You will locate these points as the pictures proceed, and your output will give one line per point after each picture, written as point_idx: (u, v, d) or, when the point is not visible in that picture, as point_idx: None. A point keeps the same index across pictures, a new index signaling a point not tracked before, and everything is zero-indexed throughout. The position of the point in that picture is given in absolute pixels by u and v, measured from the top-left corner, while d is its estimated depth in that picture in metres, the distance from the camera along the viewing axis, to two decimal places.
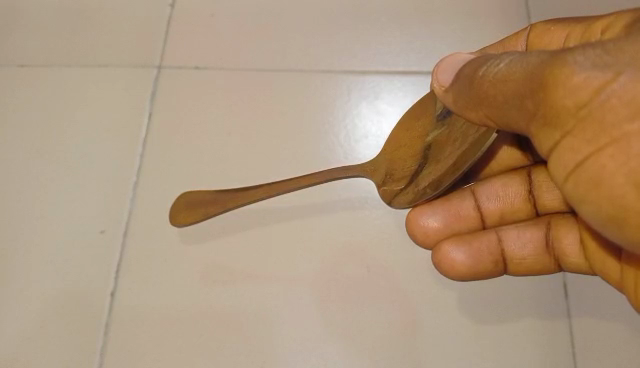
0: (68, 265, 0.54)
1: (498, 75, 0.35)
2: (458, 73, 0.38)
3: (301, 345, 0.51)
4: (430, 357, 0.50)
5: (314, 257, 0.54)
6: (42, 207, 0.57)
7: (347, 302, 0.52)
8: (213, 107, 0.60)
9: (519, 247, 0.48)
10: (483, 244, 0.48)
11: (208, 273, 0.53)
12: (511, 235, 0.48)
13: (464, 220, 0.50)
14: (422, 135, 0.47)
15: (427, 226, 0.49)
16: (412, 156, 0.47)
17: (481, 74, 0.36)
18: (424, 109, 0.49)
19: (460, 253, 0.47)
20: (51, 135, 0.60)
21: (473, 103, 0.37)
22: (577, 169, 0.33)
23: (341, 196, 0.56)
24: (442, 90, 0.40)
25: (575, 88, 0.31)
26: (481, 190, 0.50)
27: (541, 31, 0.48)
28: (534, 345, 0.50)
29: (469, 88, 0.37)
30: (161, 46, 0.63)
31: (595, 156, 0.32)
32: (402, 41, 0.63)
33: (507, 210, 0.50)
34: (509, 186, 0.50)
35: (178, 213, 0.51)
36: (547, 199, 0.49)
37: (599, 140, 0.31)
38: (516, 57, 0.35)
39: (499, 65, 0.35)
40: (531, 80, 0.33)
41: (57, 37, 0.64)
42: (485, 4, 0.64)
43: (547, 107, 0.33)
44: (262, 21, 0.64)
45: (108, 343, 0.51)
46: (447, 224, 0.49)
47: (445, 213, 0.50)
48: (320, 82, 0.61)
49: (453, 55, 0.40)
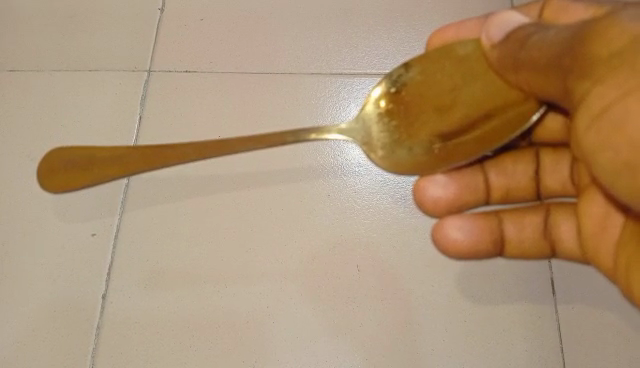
0: (60, 268, 0.54)
1: (545, 39, 0.44)
2: (507, 36, 0.48)
3: (293, 344, 0.51)
4: (421, 355, 0.51)
5: (303, 257, 0.54)
6: (32, 211, 0.57)
7: (338, 302, 0.52)
8: (203, 110, 0.61)
9: (519, 230, 0.54)
10: (484, 225, 0.55)
11: (199, 274, 0.53)
12: (512, 219, 0.55)
13: (472, 193, 0.57)
14: (459, 89, 0.52)
15: (435, 198, 0.55)
16: (463, 109, 0.51)
17: (532, 41, 0.45)
18: (443, 69, 0.53)
19: (460, 235, 0.53)
20: (40, 139, 0.60)
21: (515, 63, 0.47)
22: (606, 113, 0.38)
23: (330, 198, 0.56)
24: (491, 44, 0.50)
25: (611, 40, 0.38)
26: (491, 169, 0.57)
27: (558, 9, 0.54)
28: (523, 343, 0.51)
29: (519, 48, 0.46)
30: (151, 49, 0.64)
31: (621, 101, 0.37)
32: (390, 42, 0.64)
33: (512, 188, 0.57)
34: (517, 167, 0.57)
35: (49, 180, 0.53)
36: (549, 180, 0.57)
37: (629, 83, 0.36)
38: (559, 31, 0.43)
39: (548, 33, 0.44)
40: (572, 40, 0.41)
41: (47, 41, 0.64)
42: (471, 4, 0.65)
43: (584, 57, 0.40)
44: (252, 24, 0.65)
45: (100, 345, 0.52)
46: (453, 199, 0.56)
47: (454, 188, 0.56)
48: (310, 83, 0.62)
49: (501, 16, 0.50)
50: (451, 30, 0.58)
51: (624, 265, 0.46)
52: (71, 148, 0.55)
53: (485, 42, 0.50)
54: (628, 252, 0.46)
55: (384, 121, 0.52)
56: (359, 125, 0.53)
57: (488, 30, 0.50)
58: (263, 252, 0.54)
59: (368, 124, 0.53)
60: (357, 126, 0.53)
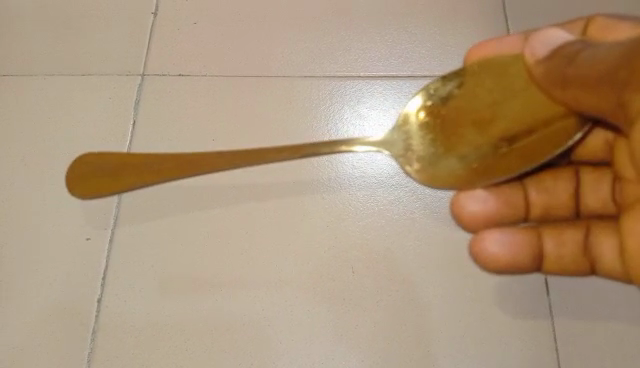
0: (55, 273, 0.54)
1: (596, 56, 0.46)
2: (554, 53, 0.50)
3: (289, 346, 0.51)
4: (416, 356, 0.51)
5: (300, 260, 0.54)
6: (26, 216, 0.57)
7: (335, 304, 0.53)
8: (197, 113, 0.61)
9: (558, 245, 0.54)
10: (523, 239, 0.54)
11: (195, 277, 0.53)
12: (553, 234, 0.55)
13: (511, 208, 0.56)
14: (501, 104, 0.53)
15: (474, 211, 0.55)
16: (505, 125, 0.52)
17: (580, 57, 0.47)
18: (484, 85, 0.54)
19: (498, 247, 0.53)
20: (33, 144, 0.60)
21: (560, 79, 0.48)
22: None
23: (325, 201, 0.57)
24: (536, 60, 0.51)
25: None
26: (531, 185, 0.57)
27: (600, 26, 0.56)
28: (517, 342, 0.51)
29: (568, 64, 0.48)
30: (145, 53, 0.64)
31: None
32: (383, 45, 0.64)
33: (551, 205, 0.56)
34: (558, 184, 0.57)
35: (78, 186, 0.54)
36: (589, 197, 0.56)
37: None
38: (609, 47, 0.46)
39: (598, 51, 0.46)
40: (624, 55, 0.43)
41: (40, 45, 0.64)
42: (462, 8, 0.66)
43: (635, 71, 0.42)
44: (245, 27, 0.65)
45: (95, 350, 0.51)
46: (493, 213, 0.55)
47: (493, 203, 0.55)
48: (304, 87, 0.62)
49: (547, 34, 0.52)
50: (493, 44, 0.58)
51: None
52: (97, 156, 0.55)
53: (527, 56, 0.52)
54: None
55: (424, 134, 0.53)
56: (399, 136, 0.54)
57: (533, 46, 0.52)
58: (260, 256, 0.54)
59: (407, 136, 0.54)
60: (396, 138, 0.54)
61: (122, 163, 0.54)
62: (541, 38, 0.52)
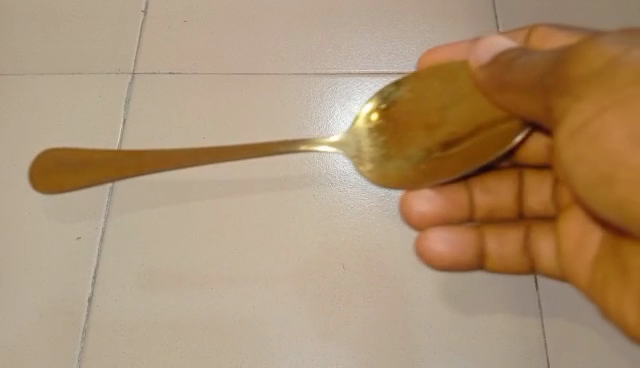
0: (46, 273, 0.54)
1: (531, 63, 0.45)
2: (494, 60, 0.50)
3: (280, 343, 0.52)
4: (406, 352, 0.51)
5: (291, 256, 0.54)
6: (16, 216, 0.56)
7: (326, 301, 0.53)
8: (187, 111, 0.61)
9: (499, 245, 0.55)
10: (466, 239, 0.55)
11: (185, 276, 0.54)
12: (494, 235, 0.56)
13: (458, 208, 0.57)
14: (446, 107, 0.53)
15: (421, 211, 0.55)
16: (448, 127, 0.52)
17: (516, 64, 0.47)
18: (432, 89, 0.54)
19: (443, 246, 0.54)
20: (22, 143, 0.59)
21: (499, 85, 0.48)
22: (579, 129, 0.39)
23: (316, 197, 0.57)
24: (478, 66, 0.51)
25: (592, 59, 0.40)
26: (476, 185, 0.58)
27: (541, 36, 0.56)
28: (507, 337, 0.52)
29: (505, 70, 0.47)
30: (135, 52, 0.63)
31: (596, 119, 0.38)
32: (373, 42, 0.64)
33: (495, 206, 0.58)
34: (501, 185, 0.58)
35: (41, 180, 0.53)
36: (533, 197, 0.58)
37: (604, 101, 0.38)
38: (544, 55, 0.45)
39: (532, 58, 0.46)
40: (560, 64, 0.42)
41: (28, 45, 0.64)
42: (452, 5, 0.66)
43: (567, 77, 0.41)
44: (235, 25, 0.65)
45: (86, 350, 0.51)
46: (438, 212, 0.56)
47: (441, 203, 0.56)
48: (295, 84, 0.62)
49: (490, 40, 0.52)
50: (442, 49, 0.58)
51: (598, 281, 0.46)
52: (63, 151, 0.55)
53: (472, 62, 0.52)
54: (606, 265, 0.46)
55: (373, 135, 0.54)
56: (352, 138, 0.54)
57: (477, 53, 0.52)
58: (251, 254, 0.54)
59: (359, 138, 0.54)
60: (349, 140, 0.54)
61: (89, 158, 0.52)
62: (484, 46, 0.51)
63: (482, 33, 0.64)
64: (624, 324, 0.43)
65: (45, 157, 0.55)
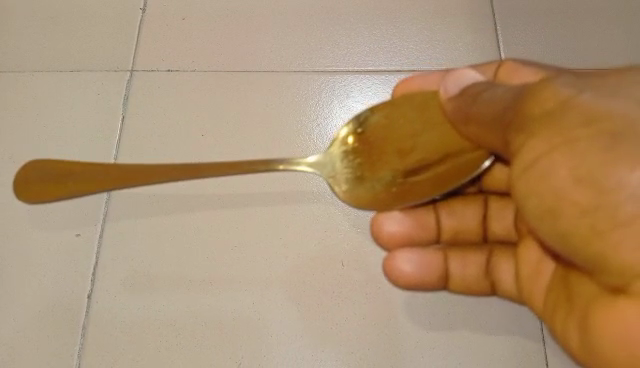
0: (46, 270, 0.54)
1: (494, 97, 0.46)
2: (463, 90, 0.50)
3: (278, 340, 0.52)
4: (404, 348, 0.52)
5: (289, 254, 0.55)
6: (15, 213, 0.57)
7: (324, 298, 0.53)
8: (186, 109, 0.61)
9: (463, 267, 0.56)
10: (432, 261, 0.56)
11: (184, 274, 0.54)
12: (459, 258, 0.57)
13: (424, 230, 0.58)
14: (416, 135, 0.53)
15: (390, 232, 0.55)
16: (417, 154, 0.52)
17: (480, 97, 0.48)
18: (404, 115, 0.54)
19: (409, 267, 0.54)
20: (21, 140, 0.60)
21: (465, 117, 0.49)
22: (531, 166, 0.41)
23: (315, 195, 0.57)
24: (447, 97, 0.51)
25: (545, 99, 0.41)
26: (443, 208, 0.59)
27: (509, 70, 0.56)
28: (504, 334, 0.52)
29: (471, 103, 0.48)
30: (133, 49, 0.64)
31: (545, 157, 0.40)
32: (371, 39, 0.64)
33: (461, 229, 0.59)
34: (468, 209, 0.59)
35: (27, 193, 0.53)
36: (496, 224, 0.59)
37: (554, 140, 0.39)
38: (506, 90, 0.46)
39: (496, 93, 0.47)
40: (517, 101, 0.43)
41: (27, 42, 0.64)
42: (451, 2, 0.66)
43: (523, 114, 0.42)
44: (233, 22, 0.65)
45: (86, 347, 0.52)
46: (407, 234, 0.56)
47: (408, 225, 0.57)
48: (293, 81, 0.62)
49: (460, 73, 0.52)
50: (417, 78, 0.58)
51: (551, 306, 0.48)
52: (49, 163, 0.55)
53: (442, 91, 0.52)
54: (555, 291, 0.47)
55: (346, 158, 0.54)
56: (327, 159, 0.54)
57: (447, 84, 0.52)
58: (251, 251, 0.55)
59: (335, 160, 0.54)
60: (325, 161, 0.54)
61: (73, 171, 0.53)
62: (454, 78, 0.52)
63: (481, 30, 0.65)
64: (569, 347, 0.44)
65: (30, 170, 0.55)
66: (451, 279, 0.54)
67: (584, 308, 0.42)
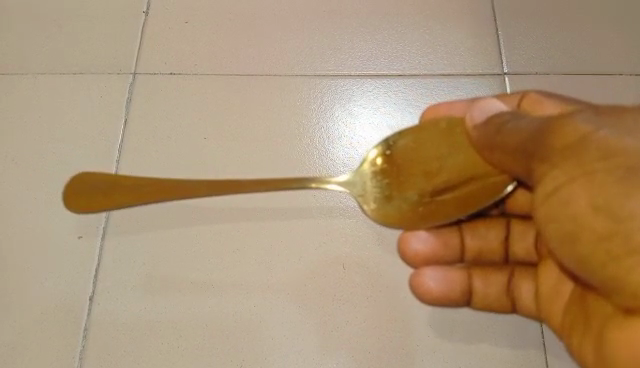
0: (47, 272, 0.55)
1: (519, 126, 0.45)
2: (490, 117, 0.49)
3: (279, 343, 0.52)
4: (405, 350, 0.52)
5: (291, 257, 0.55)
6: (17, 215, 0.57)
7: (325, 301, 0.53)
8: (188, 111, 0.61)
9: (486, 285, 0.55)
10: (456, 279, 0.54)
11: (185, 276, 0.54)
12: (481, 276, 0.55)
13: (448, 249, 0.56)
14: (443, 157, 0.52)
15: (417, 249, 0.54)
16: (443, 175, 0.52)
17: (507, 126, 0.47)
18: (430, 138, 0.54)
19: (436, 283, 0.53)
20: (24, 142, 0.60)
21: (491, 144, 0.48)
22: (553, 194, 0.42)
23: (317, 199, 0.57)
24: (473, 123, 0.50)
25: (568, 132, 0.42)
26: (467, 227, 0.56)
27: (533, 100, 0.56)
28: (504, 337, 0.53)
29: (496, 133, 0.47)
30: (136, 52, 0.64)
31: (565, 186, 0.41)
32: (374, 43, 0.64)
33: (484, 248, 0.57)
34: (491, 229, 0.57)
35: (77, 202, 0.54)
36: (516, 245, 0.57)
37: (574, 171, 0.40)
38: (531, 120, 0.45)
39: (524, 121, 0.46)
40: (544, 130, 0.43)
41: (30, 45, 0.64)
42: (452, 7, 0.66)
43: (549, 145, 0.42)
44: (236, 26, 0.65)
45: (87, 348, 0.52)
46: (433, 252, 0.55)
47: (434, 244, 0.55)
48: (295, 85, 0.62)
49: (486, 99, 0.51)
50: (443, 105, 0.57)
51: (568, 323, 0.48)
52: (97, 175, 0.55)
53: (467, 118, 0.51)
54: (574, 311, 0.47)
55: (375, 178, 0.53)
56: (354, 179, 0.53)
57: (474, 109, 0.51)
58: (253, 253, 0.55)
59: (363, 178, 0.53)
60: (353, 180, 0.53)
61: (121, 181, 0.53)
62: (481, 103, 0.51)
63: (482, 35, 0.65)
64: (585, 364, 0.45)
65: (79, 181, 0.56)
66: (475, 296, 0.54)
67: (600, 329, 0.43)
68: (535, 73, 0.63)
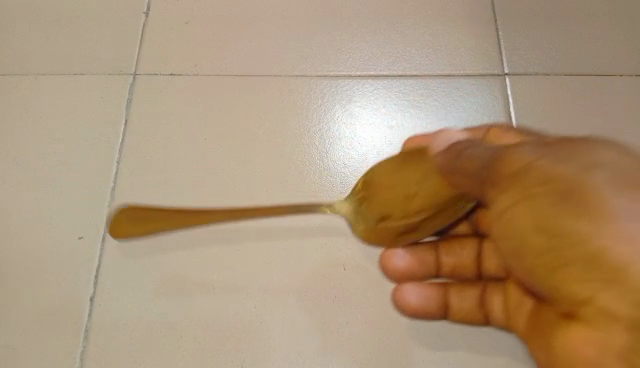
0: (48, 272, 0.55)
1: (472, 156, 0.46)
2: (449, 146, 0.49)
3: (280, 343, 0.52)
4: (405, 351, 0.52)
5: (291, 257, 0.55)
6: (17, 214, 0.57)
7: (325, 301, 0.53)
8: (188, 112, 0.61)
9: (460, 300, 0.53)
10: (431, 293, 0.53)
11: (186, 276, 0.54)
12: (455, 292, 0.53)
13: (423, 265, 0.54)
14: (405, 183, 0.51)
15: (397, 265, 0.54)
16: (404, 201, 0.51)
17: (463, 154, 0.47)
18: (399, 164, 0.53)
19: (416, 296, 0.53)
20: (25, 143, 0.60)
21: (447, 172, 0.48)
22: (502, 216, 0.41)
23: (317, 199, 0.57)
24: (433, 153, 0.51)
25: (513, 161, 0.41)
26: (442, 243, 0.55)
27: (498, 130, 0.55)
28: (505, 336, 0.52)
29: (454, 160, 0.47)
30: (137, 53, 0.64)
31: (515, 207, 0.40)
32: (374, 44, 0.65)
33: (459, 264, 0.54)
34: (464, 246, 0.55)
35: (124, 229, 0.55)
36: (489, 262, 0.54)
37: (518, 193, 0.39)
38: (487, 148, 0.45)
39: (478, 150, 0.46)
40: (493, 159, 0.43)
41: (31, 46, 0.64)
42: (452, 8, 0.66)
43: (498, 174, 0.42)
44: (236, 27, 0.65)
45: (87, 349, 0.52)
46: (411, 268, 0.54)
47: (411, 260, 0.54)
48: (295, 85, 0.62)
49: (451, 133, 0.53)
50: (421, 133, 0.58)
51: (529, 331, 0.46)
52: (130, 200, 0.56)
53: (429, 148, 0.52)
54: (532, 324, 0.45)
55: (354, 201, 0.55)
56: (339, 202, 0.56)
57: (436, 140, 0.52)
58: (253, 252, 0.55)
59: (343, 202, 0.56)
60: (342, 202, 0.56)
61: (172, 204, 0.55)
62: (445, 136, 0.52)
63: (482, 35, 0.65)
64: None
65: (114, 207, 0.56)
66: (449, 312, 0.53)
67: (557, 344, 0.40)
68: (534, 73, 0.63)
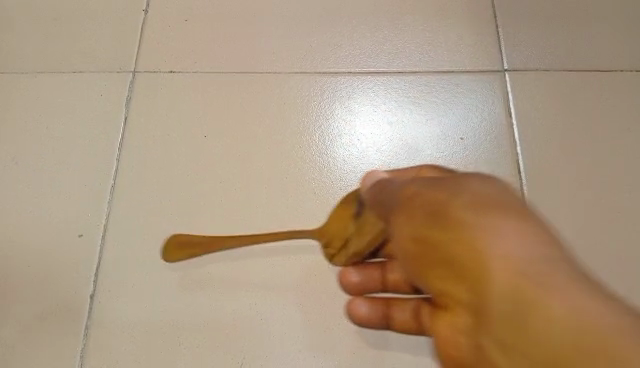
0: (47, 271, 0.55)
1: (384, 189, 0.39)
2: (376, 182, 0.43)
3: (279, 341, 0.52)
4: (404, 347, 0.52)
5: (291, 254, 0.55)
6: (16, 213, 0.57)
7: (325, 298, 0.53)
8: (188, 109, 0.61)
9: (402, 313, 0.49)
10: (379, 305, 0.50)
11: (186, 274, 0.54)
12: (399, 303, 0.49)
13: (374, 278, 0.50)
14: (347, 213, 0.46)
15: (348, 279, 0.51)
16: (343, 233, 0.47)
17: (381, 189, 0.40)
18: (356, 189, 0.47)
19: (365, 309, 0.51)
20: (24, 141, 0.60)
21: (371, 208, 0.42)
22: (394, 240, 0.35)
23: (317, 196, 0.57)
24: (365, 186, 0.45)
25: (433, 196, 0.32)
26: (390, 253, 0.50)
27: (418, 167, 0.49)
28: None
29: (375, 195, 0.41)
30: (135, 51, 0.64)
31: (407, 234, 0.33)
32: (373, 40, 0.64)
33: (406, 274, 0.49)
34: None
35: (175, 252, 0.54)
36: None
37: (408, 214, 0.34)
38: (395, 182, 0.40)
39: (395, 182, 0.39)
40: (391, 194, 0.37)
41: (29, 44, 0.64)
42: (452, 3, 0.66)
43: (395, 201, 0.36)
44: (235, 24, 0.65)
45: (87, 348, 0.52)
46: (364, 282, 0.51)
47: (365, 273, 0.51)
48: (294, 82, 0.62)
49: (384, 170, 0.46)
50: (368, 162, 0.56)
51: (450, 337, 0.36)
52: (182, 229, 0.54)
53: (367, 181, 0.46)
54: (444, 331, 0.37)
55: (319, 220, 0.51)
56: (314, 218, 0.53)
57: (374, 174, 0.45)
58: (252, 250, 0.55)
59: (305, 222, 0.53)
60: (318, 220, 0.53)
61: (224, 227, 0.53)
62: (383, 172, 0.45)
63: (482, 30, 0.65)
64: None
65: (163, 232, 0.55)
66: (393, 323, 0.50)
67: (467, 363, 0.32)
68: (534, 68, 0.63)
